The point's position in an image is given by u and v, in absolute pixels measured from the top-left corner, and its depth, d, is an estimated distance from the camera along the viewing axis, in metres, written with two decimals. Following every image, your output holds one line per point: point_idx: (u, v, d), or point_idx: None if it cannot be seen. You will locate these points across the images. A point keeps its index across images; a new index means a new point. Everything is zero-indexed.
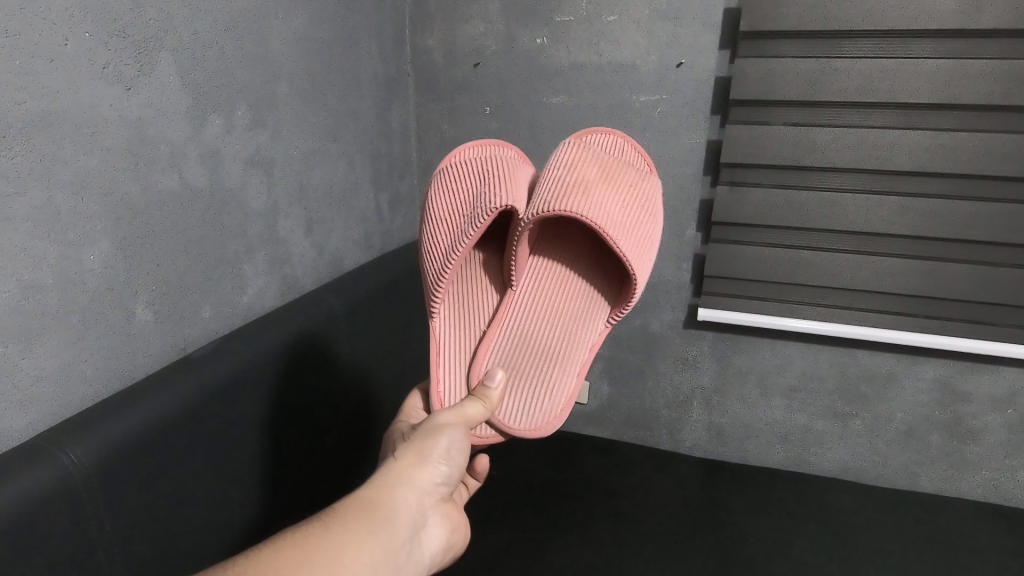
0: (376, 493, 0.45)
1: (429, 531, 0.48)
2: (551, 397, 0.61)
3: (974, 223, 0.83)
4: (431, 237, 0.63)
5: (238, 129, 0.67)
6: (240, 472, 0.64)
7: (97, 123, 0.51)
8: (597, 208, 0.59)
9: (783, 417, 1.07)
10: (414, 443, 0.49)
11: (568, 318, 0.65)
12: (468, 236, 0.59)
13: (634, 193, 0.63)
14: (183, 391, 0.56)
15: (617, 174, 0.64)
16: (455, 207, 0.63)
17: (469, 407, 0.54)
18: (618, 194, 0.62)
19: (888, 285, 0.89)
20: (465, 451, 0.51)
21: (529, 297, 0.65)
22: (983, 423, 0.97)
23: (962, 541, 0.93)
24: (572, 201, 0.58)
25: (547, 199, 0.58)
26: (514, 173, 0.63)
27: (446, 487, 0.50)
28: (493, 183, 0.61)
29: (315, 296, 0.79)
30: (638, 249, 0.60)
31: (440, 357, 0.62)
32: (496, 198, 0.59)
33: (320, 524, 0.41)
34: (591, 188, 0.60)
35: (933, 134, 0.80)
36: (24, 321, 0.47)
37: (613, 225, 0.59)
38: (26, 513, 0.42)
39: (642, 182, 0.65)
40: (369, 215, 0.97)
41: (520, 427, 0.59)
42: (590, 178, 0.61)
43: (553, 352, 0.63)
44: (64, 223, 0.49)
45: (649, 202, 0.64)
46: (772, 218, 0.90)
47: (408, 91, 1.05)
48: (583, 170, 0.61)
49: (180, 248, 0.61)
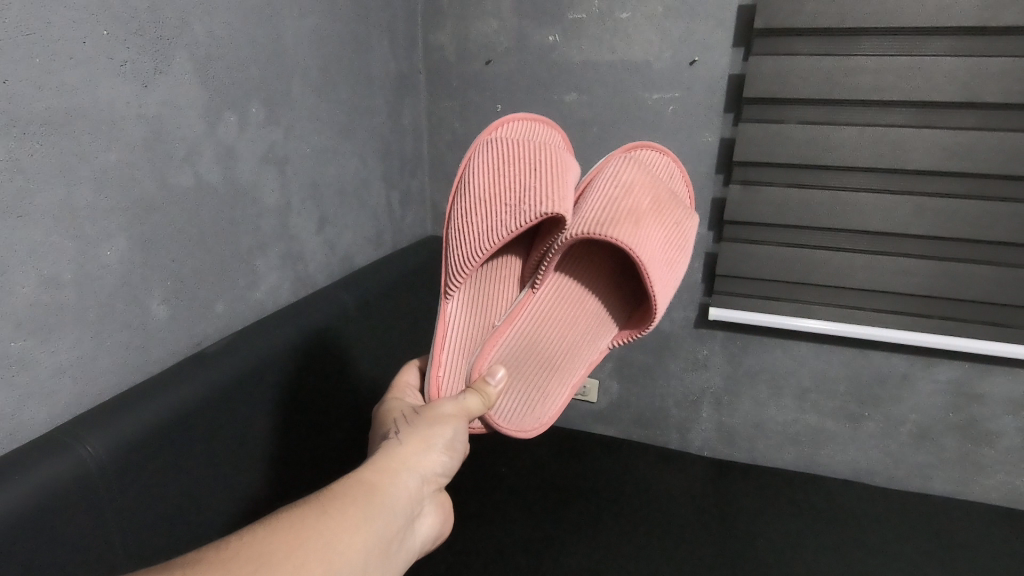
0: (378, 478, 0.45)
1: (426, 520, 0.48)
2: (545, 405, 0.63)
3: (991, 224, 0.82)
4: (466, 218, 0.60)
5: (252, 127, 0.68)
6: (252, 466, 0.65)
7: (115, 120, 0.51)
8: (645, 243, 0.59)
9: (794, 418, 1.06)
10: (417, 430, 0.50)
11: (580, 329, 0.65)
12: (507, 233, 0.57)
13: (675, 231, 0.64)
14: (197, 385, 0.57)
15: (666, 208, 0.64)
16: (497, 190, 0.60)
17: (471, 399, 0.54)
18: (662, 230, 0.62)
19: (902, 286, 0.88)
20: (462, 442, 0.53)
21: (549, 300, 0.64)
22: (998, 426, 0.96)
23: (975, 546, 0.92)
24: (621, 227, 0.58)
25: (600, 220, 0.58)
26: (565, 172, 0.62)
27: (444, 477, 0.51)
28: (545, 180, 0.59)
29: (327, 293, 0.79)
30: (668, 288, 0.61)
31: (445, 342, 0.63)
32: (548, 201, 0.57)
33: (321, 505, 0.41)
34: (642, 218, 0.60)
35: (951, 134, 0.79)
36: (43, 314, 0.48)
37: (654, 257, 0.59)
38: (41, 503, 0.43)
39: (685, 222, 0.66)
40: (381, 212, 0.98)
41: (509, 426, 0.61)
42: (641, 208, 0.61)
43: (557, 361, 0.64)
44: (82, 218, 0.50)
45: (687, 241, 0.65)
46: (785, 217, 0.89)
47: (420, 88, 1.05)
48: (637, 198, 0.62)
49: (195, 244, 0.62)
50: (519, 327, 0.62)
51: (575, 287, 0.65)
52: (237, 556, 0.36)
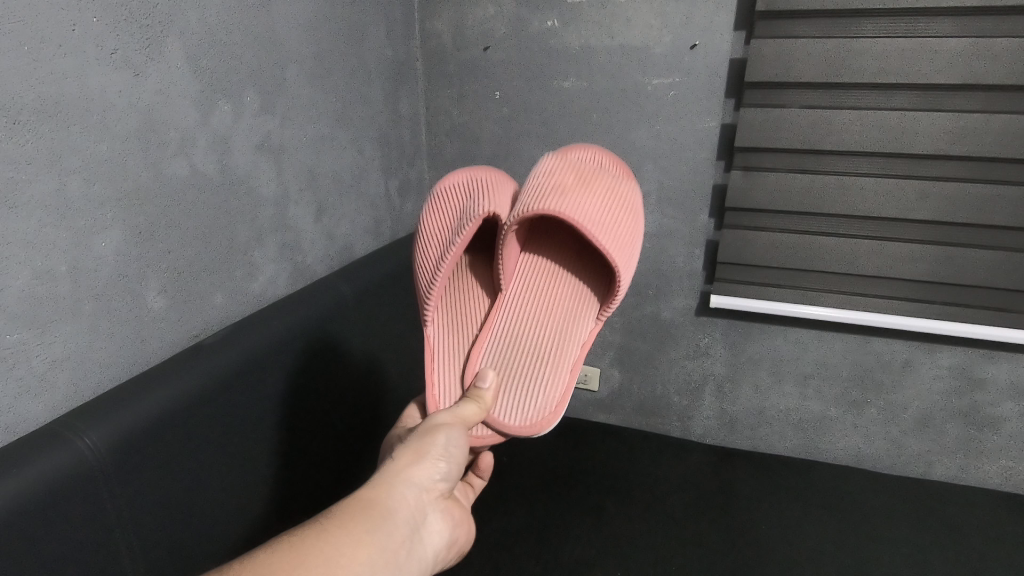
0: (374, 493, 0.46)
1: (429, 528, 0.48)
2: (542, 394, 0.61)
3: (996, 208, 0.81)
4: (420, 253, 0.63)
5: (247, 115, 0.67)
6: (254, 457, 0.65)
7: (108, 110, 0.51)
8: (576, 208, 0.59)
9: (796, 405, 1.06)
10: (411, 442, 0.50)
11: (556, 317, 0.65)
12: (455, 245, 0.60)
13: (612, 195, 0.63)
14: (197, 377, 0.57)
15: (594, 178, 0.64)
16: (443, 221, 0.64)
17: (466, 407, 0.54)
18: (596, 196, 0.62)
19: (906, 272, 0.88)
20: (462, 448, 0.52)
21: (518, 303, 0.66)
22: (1001, 411, 0.96)
23: (978, 532, 0.92)
24: (548, 200, 0.59)
25: (528, 201, 0.59)
26: (497, 188, 0.65)
27: (445, 484, 0.50)
28: (478, 199, 0.63)
29: (326, 284, 0.79)
30: (619, 245, 0.60)
31: (434, 363, 0.62)
32: (482, 208, 0.61)
33: (318, 525, 0.41)
34: (568, 191, 0.60)
35: (956, 116, 0.78)
36: (38, 306, 0.48)
37: (590, 222, 0.59)
38: (41, 497, 0.43)
39: (623, 188, 0.66)
40: (379, 202, 0.97)
41: (513, 424, 0.59)
42: (566, 183, 0.61)
43: (544, 352, 0.63)
44: (74, 208, 0.49)
45: (630, 203, 0.65)
46: (788, 204, 0.89)
47: (417, 76, 1.04)
48: (560, 177, 0.62)
49: (192, 235, 0.62)
50: (496, 332, 0.64)
51: (541, 286, 0.67)
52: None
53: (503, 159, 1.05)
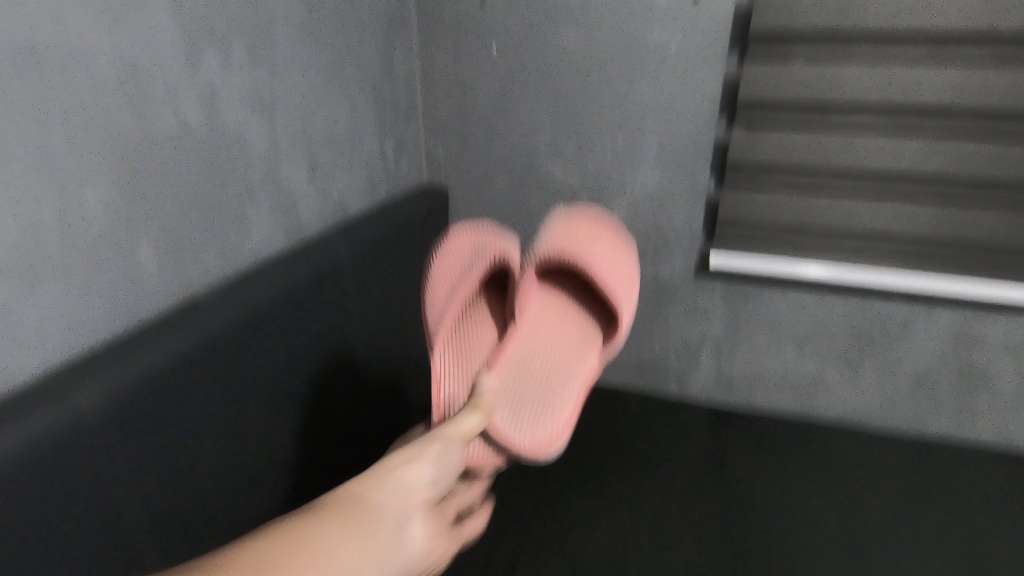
0: (362, 490, 0.49)
1: (415, 530, 0.51)
2: (552, 418, 0.65)
3: (992, 164, 0.85)
4: (439, 288, 0.69)
5: (237, 66, 0.65)
6: (254, 415, 0.65)
7: (88, 56, 0.49)
8: (587, 254, 0.74)
9: (793, 365, 1.07)
10: (404, 449, 0.53)
11: (564, 351, 0.71)
12: (471, 280, 0.67)
13: (613, 250, 0.80)
14: (193, 335, 0.57)
15: (597, 235, 0.80)
16: (457, 267, 0.71)
17: (468, 420, 0.56)
18: (600, 248, 0.77)
19: (903, 230, 0.92)
20: (456, 460, 0.55)
21: (530, 336, 0.69)
22: (996, 368, 0.97)
23: (968, 487, 0.94)
24: (564, 244, 0.73)
25: (539, 251, 0.72)
26: (510, 246, 0.73)
27: (433, 490, 0.53)
28: (493, 250, 0.71)
29: (321, 242, 0.78)
30: (621, 288, 0.74)
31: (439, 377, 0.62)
32: (495, 249, 0.71)
33: (311, 521, 0.45)
34: (580, 240, 0.75)
35: (960, 70, 0.81)
36: (24, 259, 0.47)
37: (597, 262, 0.73)
38: (35, 453, 0.43)
39: (621, 250, 0.82)
40: (374, 161, 0.96)
41: (523, 445, 0.62)
42: (579, 238, 0.77)
43: (553, 380, 0.68)
44: (56, 159, 0.48)
45: (624, 263, 0.80)
46: (791, 162, 0.92)
47: (411, 30, 1.01)
48: (573, 232, 0.77)
49: (182, 190, 0.61)
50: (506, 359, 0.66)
51: (552, 321, 0.72)
52: (230, 558, 0.39)
53: (501, 116, 1.03)
